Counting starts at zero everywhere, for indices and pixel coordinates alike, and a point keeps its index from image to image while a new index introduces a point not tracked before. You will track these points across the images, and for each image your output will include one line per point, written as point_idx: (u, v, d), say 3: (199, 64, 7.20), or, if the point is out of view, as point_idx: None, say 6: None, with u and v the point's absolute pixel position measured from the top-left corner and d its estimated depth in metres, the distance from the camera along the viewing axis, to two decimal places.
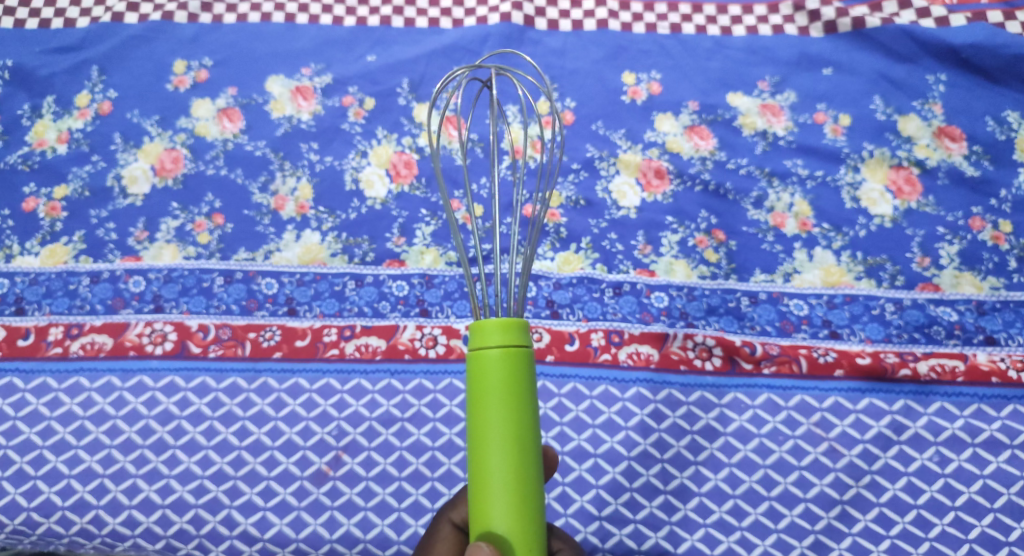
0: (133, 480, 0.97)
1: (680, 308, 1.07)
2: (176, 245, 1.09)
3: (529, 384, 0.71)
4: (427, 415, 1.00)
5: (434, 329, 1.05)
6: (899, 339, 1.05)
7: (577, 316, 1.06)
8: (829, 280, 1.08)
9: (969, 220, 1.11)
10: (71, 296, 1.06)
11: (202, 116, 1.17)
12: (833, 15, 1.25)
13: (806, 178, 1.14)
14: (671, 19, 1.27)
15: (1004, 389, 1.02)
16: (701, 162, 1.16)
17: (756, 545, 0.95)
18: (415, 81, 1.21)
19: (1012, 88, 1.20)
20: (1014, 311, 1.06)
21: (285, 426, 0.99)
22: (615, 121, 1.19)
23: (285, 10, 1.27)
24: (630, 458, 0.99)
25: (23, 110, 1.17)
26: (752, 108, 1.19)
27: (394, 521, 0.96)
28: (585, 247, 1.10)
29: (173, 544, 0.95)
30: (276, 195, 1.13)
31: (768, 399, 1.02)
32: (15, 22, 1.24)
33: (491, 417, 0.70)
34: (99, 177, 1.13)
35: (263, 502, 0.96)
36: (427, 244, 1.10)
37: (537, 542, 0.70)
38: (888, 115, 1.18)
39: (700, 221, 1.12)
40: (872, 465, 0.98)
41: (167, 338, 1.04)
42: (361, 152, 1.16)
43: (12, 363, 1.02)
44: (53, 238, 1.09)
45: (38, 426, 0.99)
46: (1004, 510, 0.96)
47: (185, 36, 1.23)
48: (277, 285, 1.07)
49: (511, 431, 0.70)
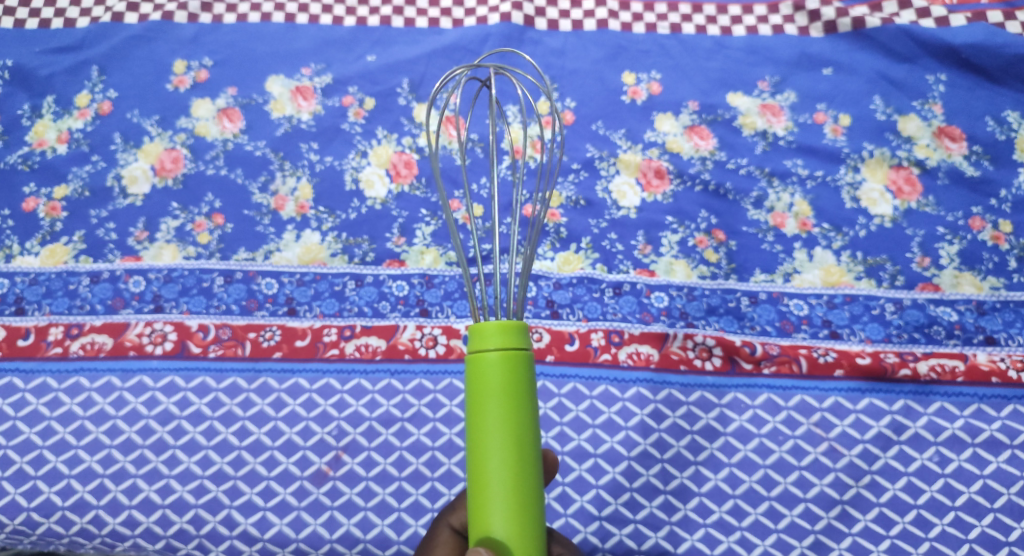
0: (133, 480, 0.97)
1: (680, 308, 1.07)
2: (176, 245, 1.09)
3: (529, 387, 0.71)
4: (427, 415, 1.00)
5: (434, 329, 1.05)
6: (899, 339, 1.05)
7: (577, 316, 1.06)
8: (829, 280, 1.08)
9: (969, 220, 1.11)
10: (71, 296, 1.06)
11: (202, 116, 1.17)
12: (833, 15, 1.25)
13: (806, 178, 1.14)
14: (671, 19, 1.27)
15: (1004, 389, 1.02)
16: (701, 162, 1.16)
17: (756, 545, 0.95)
18: (415, 81, 1.21)
19: (1012, 88, 1.20)
20: (1014, 312, 1.06)
21: (285, 426, 0.99)
22: (615, 121, 1.19)
23: (285, 10, 1.27)
24: (630, 458, 0.99)
25: (23, 110, 1.17)
26: (752, 108, 1.19)
27: (394, 521, 0.96)
28: (586, 247, 1.10)
29: (173, 544, 0.95)
30: (276, 195, 1.13)
31: (768, 399, 1.02)
32: (15, 22, 1.24)
33: (489, 420, 0.70)
34: (99, 176, 1.13)
35: (263, 502, 0.96)
36: (427, 244, 1.10)
37: (537, 546, 0.70)
38: (888, 115, 1.18)
39: (700, 221, 1.12)
40: (872, 465, 0.98)
41: (167, 338, 1.04)
42: (361, 152, 1.16)
43: (12, 363, 1.02)
44: (53, 238, 1.09)
45: (38, 426, 0.99)
46: (1004, 510, 0.96)
47: (185, 36, 1.23)
48: (277, 285, 1.07)
49: (510, 433, 0.70)
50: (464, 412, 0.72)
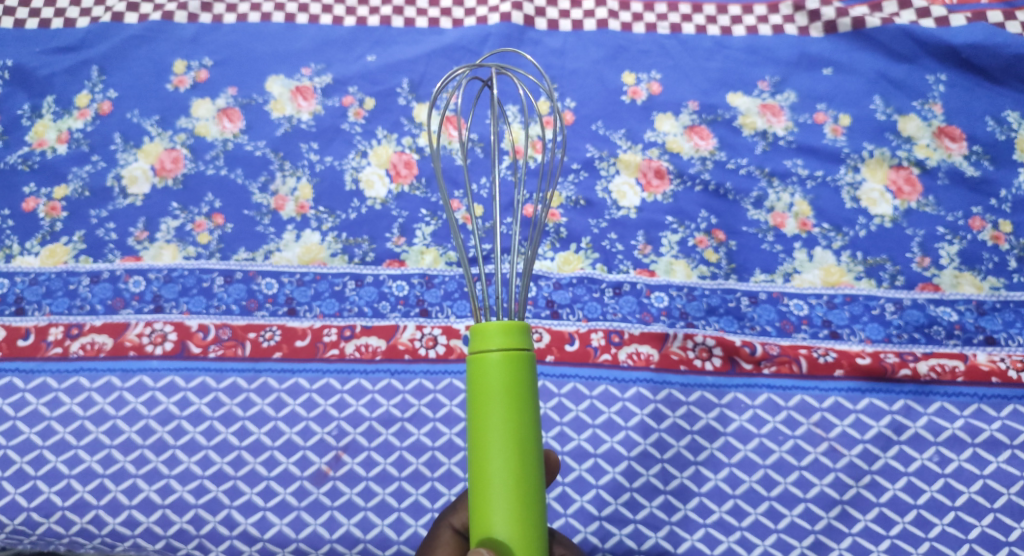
0: (133, 480, 0.97)
1: (680, 308, 1.07)
2: (176, 245, 1.09)
3: (531, 388, 0.71)
4: (427, 415, 1.00)
5: (434, 329, 1.05)
6: (899, 339, 1.05)
7: (577, 316, 1.06)
8: (829, 280, 1.08)
9: (969, 220, 1.11)
10: (71, 296, 1.06)
11: (202, 116, 1.17)
12: (833, 15, 1.25)
13: (806, 178, 1.14)
14: (671, 19, 1.27)
15: (1004, 389, 1.02)
16: (701, 162, 1.16)
17: (756, 545, 0.95)
18: (415, 81, 1.21)
19: (1013, 88, 1.19)
20: (1014, 312, 1.06)
21: (285, 426, 0.99)
22: (615, 121, 1.19)
23: (286, 10, 1.27)
24: (630, 458, 0.99)
25: (23, 110, 1.17)
26: (752, 108, 1.19)
27: (394, 521, 0.96)
28: (585, 247, 1.10)
29: (173, 544, 0.95)
30: (276, 195, 1.13)
31: (768, 399, 1.02)
32: (16, 22, 1.24)
33: (492, 421, 0.70)
34: (99, 176, 1.13)
35: (263, 502, 0.96)
36: (427, 244, 1.10)
37: (538, 546, 0.70)
38: (888, 115, 1.18)
39: (700, 221, 1.12)
40: (872, 465, 0.98)
41: (167, 338, 1.04)
42: (361, 152, 1.16)
43: (12, 363, 1.02)
44: (53, 238, 1.09)
45: (38, 426, 0.99)
46: (1004, 510, 0.96)
47: (185, 36, 1.23)
48: (277, 285, 1.07)
49: (512, 434, 0.70)
50: (467, 412, 0.72)
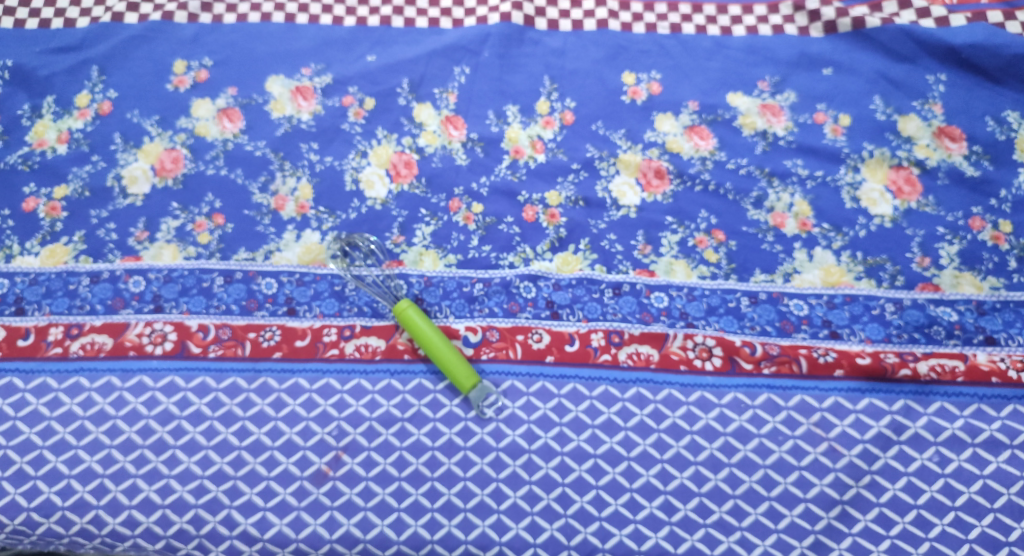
0: (133, 480, 0.97)
1: (680, 308, 1.07)
2: (176, 245, 1.09)
3: (424, 329, 1.00)
4: (427, 415, 1.00)
5: None
6: (899, 339, 1.05)
7: (577, 316, 1.06)
8: (829, 280, 1.08)
9: (970, 220, 1.11)
10: (71, 296, 1.06)
11: (202, 116, 1.17)
12: (833, 15, 1.25)
13: (806, 178, 1.14)
14: (671, 19, 1.27)
15: (1004, 389, 1.02)
16: (701, 162, 1.16)
17: (756, 545, 0.95)
18: (415, 81, 1.21)
19: (1012, 88, 1.19)
20: (1014, 312, 1.06)
21: (285, 426, 1.00)
22: (615, 121, 1.19)
23: (285, 9, 1.27)
24: (630, 458, 0.98)
25: (23, 110, 1.17)
26: (752, 108, 1.19)
27: (394, 521, 0.96)
28: (584, 248, 1.10)
29: (173, 544, 0.95)
30: (276, 195, 1.13)
31: (768, 399, 1.01)
32: (16, 22, 1.24)
33: (446, 355, 0.99)
34: (99, 177, 1.13)
35: (263, 502, 0.96)
36: (427, 245, 1.10)
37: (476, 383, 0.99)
38: (888, 115, 1.18)
39: (700, 221, 1.12)
40: (872, 465, 0.98)
41: (167, 338, 1.04)
42: (361, 152, 1.16)
43: (12, 363, 1.02)
44: (53, 238, 1.09)
45: (38, 426, 0.99)
46: (1004, 510, 0.96)
47: (185, 36, 1.23)
48: (277, 285, 1.07)
49: (453, 357, 0.99)
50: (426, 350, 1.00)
